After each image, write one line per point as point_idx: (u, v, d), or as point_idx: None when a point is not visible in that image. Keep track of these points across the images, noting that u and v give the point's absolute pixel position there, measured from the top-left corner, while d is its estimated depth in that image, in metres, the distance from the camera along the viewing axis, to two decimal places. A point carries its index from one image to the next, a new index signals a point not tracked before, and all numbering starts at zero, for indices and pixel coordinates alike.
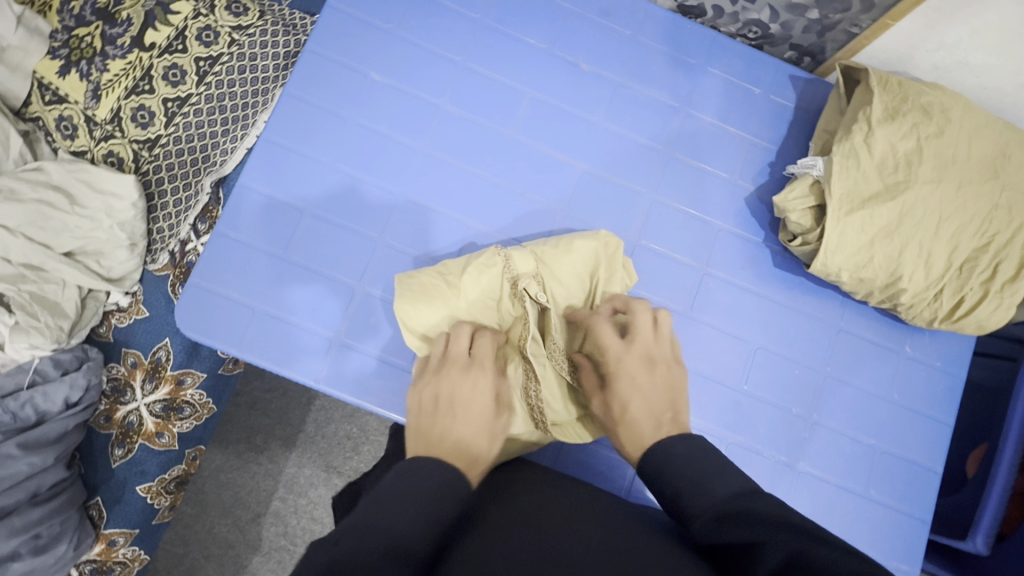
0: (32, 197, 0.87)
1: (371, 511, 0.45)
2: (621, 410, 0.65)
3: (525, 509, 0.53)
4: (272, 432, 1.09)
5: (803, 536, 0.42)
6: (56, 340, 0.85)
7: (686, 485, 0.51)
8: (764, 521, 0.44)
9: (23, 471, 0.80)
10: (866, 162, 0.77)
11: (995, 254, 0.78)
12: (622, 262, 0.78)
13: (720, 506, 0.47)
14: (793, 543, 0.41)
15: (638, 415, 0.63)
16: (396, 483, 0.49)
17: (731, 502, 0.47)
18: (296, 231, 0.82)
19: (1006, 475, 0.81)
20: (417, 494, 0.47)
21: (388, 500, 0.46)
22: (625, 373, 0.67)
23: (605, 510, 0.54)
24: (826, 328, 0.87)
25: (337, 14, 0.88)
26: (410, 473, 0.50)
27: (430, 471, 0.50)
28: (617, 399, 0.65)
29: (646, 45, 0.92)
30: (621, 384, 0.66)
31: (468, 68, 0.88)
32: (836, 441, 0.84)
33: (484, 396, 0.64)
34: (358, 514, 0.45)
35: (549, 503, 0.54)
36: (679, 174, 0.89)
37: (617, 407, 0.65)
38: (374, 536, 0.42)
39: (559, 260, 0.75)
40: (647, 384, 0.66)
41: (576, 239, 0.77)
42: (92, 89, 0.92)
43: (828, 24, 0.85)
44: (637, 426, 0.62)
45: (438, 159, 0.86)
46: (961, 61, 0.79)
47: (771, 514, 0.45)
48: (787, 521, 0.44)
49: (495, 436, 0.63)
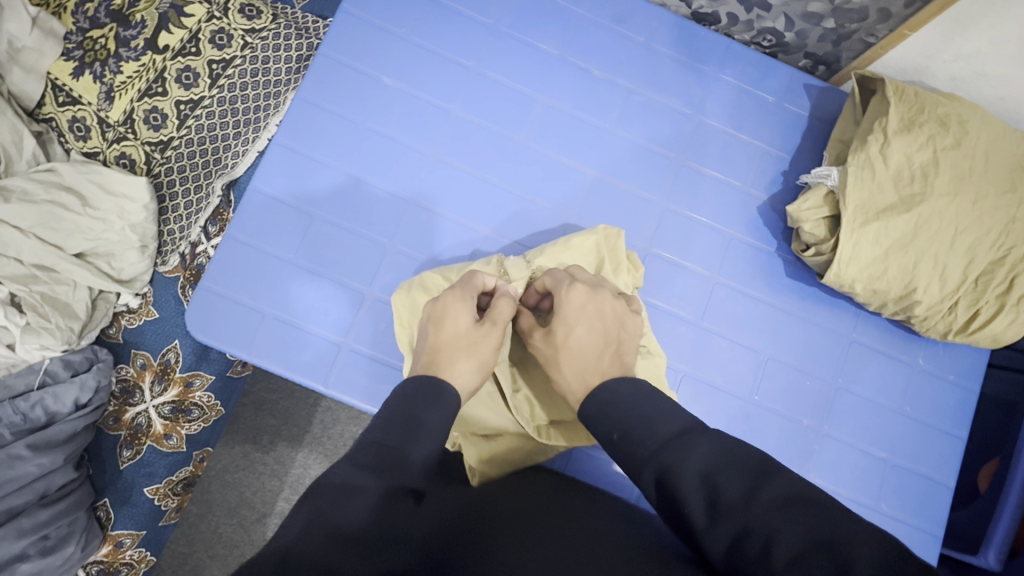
0: (45, 198, 0.87)
1: (392, 435, 0.49)
2: (565, 338, 0.64)
3: (506, 507, 0.53)
4: (278, 432, 1.06)
5: (761, 503, 0.39)
6: (66, 340, 0.85)
7: (635, 427, 0.50)
8: (749, 503, 0.40)
9: (32, 472, 0.79)
10: (881, 173, 0.77)
11: (1011, 268, 0.77)
12: (624, 255, 0.78)
13: (660, 456, 0.46)
14: (776, 526, 0.38)
15: (581, 345, 0.63)
16: (410, 409, 0.53)
17: (672, 445, 0.46)
18: (308, 235, 0.82)
19: (1019, 490, 0.80)
20: (428, 436, 0.51)
21: (405, 429, 0.50)
22: (575, 302, 0.66)
23: (602, 509, 0.54)
24: (838, 338, 0.87)
25: (350, 18, 0.87)
26: (425, 402, 0.54)
27: (440, 412, 0.55)
28: (562, 325, 0.65)
29: (660, 51, 0.92)
30: (564, 313, 0.65)
31: (480, 74, 0.88)
32: (847, 454, 0.83)
33: (463, 307, 0.66)
34: (379, 433, 0.49)
35: (539, 497, 0.55)
36: (692, 183, 0.89)
37: (561, 334, 0.64)
38: (389, 471, 0.46)
39: (559, 257, 0.76)
40: (591, 314, 0.65)
41: (574, 236, 0.77)
42: (105, 91, 0.93)
43: (844, 33, 0.85)
44: (585, 356, 0.62)
45: (450, 165, 0.86)
46: (978, 72, 0.78)
47: (749, 491, 0.41)
48: (776, 497, 0.40)
49: (478, 345, 0.64)
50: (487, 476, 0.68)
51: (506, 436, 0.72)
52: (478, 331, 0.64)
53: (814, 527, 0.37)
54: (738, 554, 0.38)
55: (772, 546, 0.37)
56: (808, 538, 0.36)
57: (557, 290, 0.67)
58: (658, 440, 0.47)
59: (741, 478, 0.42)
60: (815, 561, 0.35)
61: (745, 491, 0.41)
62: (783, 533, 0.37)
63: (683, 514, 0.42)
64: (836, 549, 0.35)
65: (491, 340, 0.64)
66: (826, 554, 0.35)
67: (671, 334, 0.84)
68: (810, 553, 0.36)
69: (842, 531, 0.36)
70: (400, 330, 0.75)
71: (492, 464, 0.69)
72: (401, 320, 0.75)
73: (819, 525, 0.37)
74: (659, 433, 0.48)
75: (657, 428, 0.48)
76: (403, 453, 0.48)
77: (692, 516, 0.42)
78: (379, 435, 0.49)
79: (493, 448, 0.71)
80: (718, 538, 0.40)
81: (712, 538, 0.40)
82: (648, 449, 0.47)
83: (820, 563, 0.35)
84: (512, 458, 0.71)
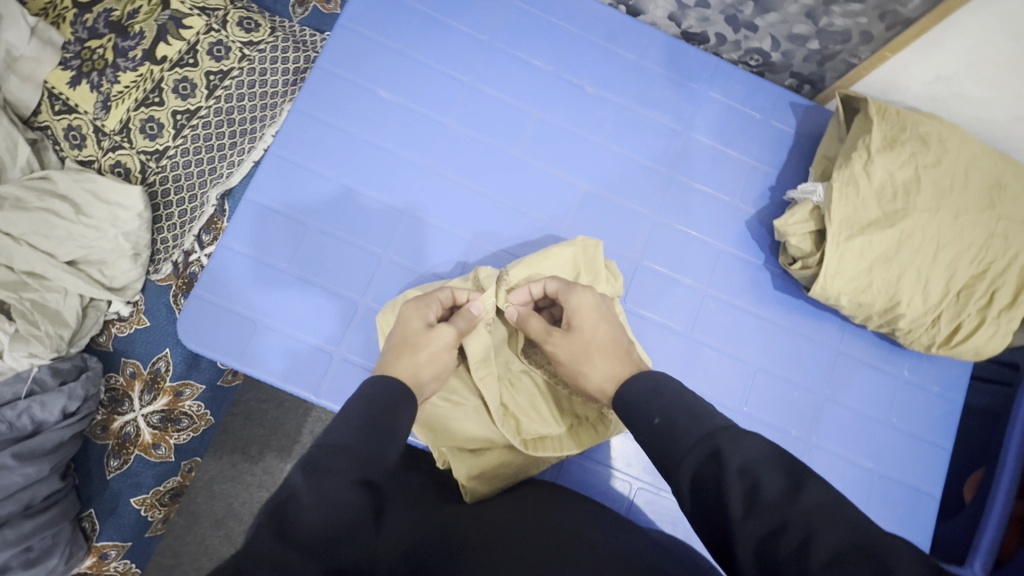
0: (38, 205, 0.87)
1: (362, 431, 0.49)
2: (592, 334, 0.66)
3: (500, 523, 0.53)
4: (267, 442, 1.06)
5: (803, 503, 0.40)
6: (56, 348, 0.85)
7: (680, 414, 0.51)
8: (793, 504, 0.40)
9: (17, 482, 0.78)
10: (865, 189, 0.79)
11: (991, 283, 0.79)
12: (601, 265, 0.78)
13: (708, 442, 0.46)
14: (814, 524, 0.38)
15: (609, 339, 0.66)
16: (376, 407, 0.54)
17: (721, 434, 0.46)
18: (301, 244, 0.82)
19: (1003, 501, 0.82)
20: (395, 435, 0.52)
21: (375, 425, 0.51)
22: (590, 301, 0.69)
23: (601, 524, 0.55)
24: (825, 349, 0.88)
25: (346, 32, 0.89)
26: (390, 402, 0.55)
27: (406, 413, 0.56)
28: (584, 323, 0.67)
29: (650, 69, 0.94)
30: (582, 312, 0.68)
31: (475, 88, 0.90)
32: (835, 464, 0.84)
33: (418, 313, 0.68)
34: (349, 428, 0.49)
35: (535, 517, 0.54)
36: (681, 197, 0.90)
37: (587, 330, 0.67)
38: (361, 465, 0.46)
39: (538, 268, 0.77)
40: (605, 310, 0.69)
41: (552, 247, 0.78)
42: (102, 100, 0.93)
43: (829, 54, 0.88)
44: (614, 348, 0.65)
45: (444, 178, 0.87)
46: (957, 93, 0.81)
47: (792, 489, 0.41)
48: (821, 501, 0.40)
49: (431, 344, 0.65)
50: (478, 492, 0.68)
51: (495, 450, 0.72)
52: (428, 330, 0.66)
53: (855, 532, 0.38)
54: (771, 546, 0.39)
55: (811, 543, 0.37)
56: (847, 542, 0.37)
57: (567, 290, 0.70)
58: (704, 429, 0.48)
59: (780, 476, 0.42)
60: (854, 563, 0.36)
61: (787, 490, 0.41)
62: (824, 533, 0.38)
63: (719, 504, 0.43)
64: (876, 555, 0.36)
65: (445, 338, 0.66)
66: (867, 560, 0.36)
67: (662, 345, 0.85)
68: (848, 556, 0.36)
69: (882, 539, 0.37)
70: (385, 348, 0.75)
71: (482, 480, 0.69)
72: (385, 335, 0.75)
73: (861, 532, 0.37)
74: (706, 423, 0.48)
75: (700, 421, 0.49)
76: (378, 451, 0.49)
77: (728, 505, 0.42)
78: (351, 431, 0.49)
79: (483, 463, 0.70)
80: (752, 531, 0.40)
81: (746, 530, 0.40)
82: (690, 438, 0.48)
83: (857, 565, 0.36)
84: (503, 473, 0.71)
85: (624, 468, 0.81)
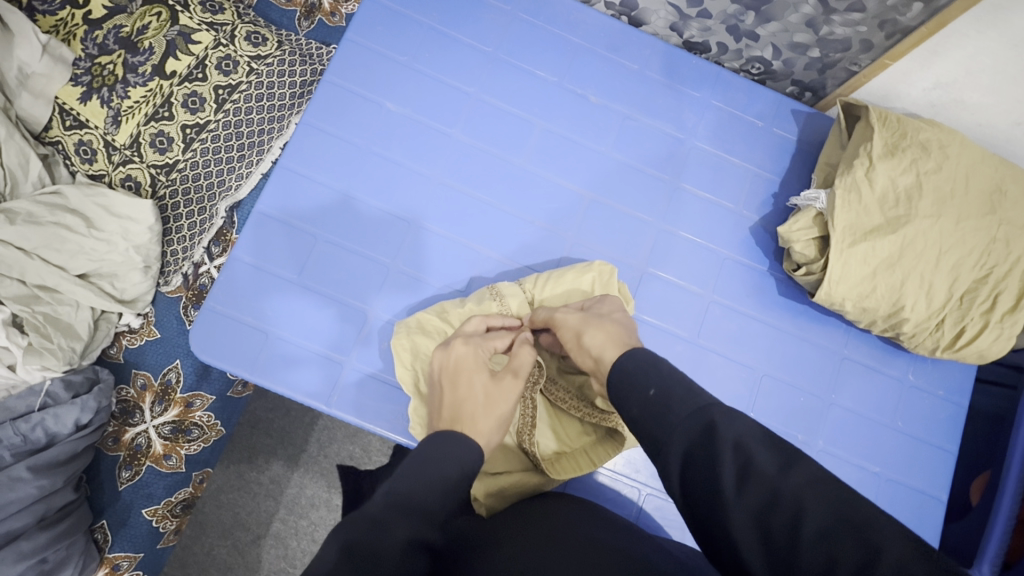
0: (50, 220, 0.88)
1: (407, 477, 0.52)
2: (609, 312, 0.69)
3: (517, 526, 0.56)
4: (274, 451, 1.06)
5: (796, 479, 0.41)
6: (68, 361, 0.86)
7: (675, 388, 0.51)
8: (793, 478, 0.41)
9: (32, 494, 0.78)
10: (867, 196, 0.80)
11: (995, 286, 0.80)
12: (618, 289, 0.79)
13: (704, 414, 0.47)
14: (804, 495, 0.40)
15: (624, 319, 0.68)
16: (428, 452, 0.55)
17: (715, 408, 0.47)
18: (311, 256, 0.83)
19: (1010, 502, 0.82)
20: (442, 481, 0.53)
21: (422, 466, 0.54)
22: (612, 303, 0.71)
23: (604, 520, 0.58)
24: (829, 354, 0.89)
25: (354, 46, 0.90)
26: (438, 447, 0.56)
27: (468, 469, 0.56)
28: (602, 308, 0.70)
29: (652, 78, 0.95)
30: (602, 308, 0.70)
31: (481, 100, 0.91)
32: (842, 468, 0.85)
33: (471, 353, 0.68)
34: (393, 479, 0.52)
35: (541, 518, 0.57)
36: (687, 206, 0.91)
37: (604, 310, 0.70)
38: (409, 520, 0.48)
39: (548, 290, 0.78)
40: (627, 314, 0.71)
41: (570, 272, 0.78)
42: (112, 115, 0.95)
43: (829, 62, 0.89)
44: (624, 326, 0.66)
45: (452, 188, 0.88)
46: (955, 99, 0.82)
47: (783, 466, 0.42)
48: (811, 477, 0.41)
49: (496, 400, 0.64)
50: (493, 509, 0.69)
51: (511, 473, 0.72)
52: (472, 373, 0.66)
53: (843, 508, 0.39)
54: (765, 522, 0.40)
55: (800, 520, 0.39)
56: (836, 516, 0.38)
57: (597, 297, 0.73)
58: (700, 400, 0.49)
59: (773, 454, 0.44)
60: (843, 541, 0.37)
61: (781, 467, 0.42)
62: (813, 510, 0.39)
63: (713, 481, 0.43)
64: (865, 531, 0.37)
65: (510, 390, 0.66)
66: (857, 535, 0.37)
67: (669, 352, 0.86)
68: (840, 531, 0.38)
69: (871, 514, 0.38)
70: (402, 372, 0.76)
71: (499, 497, 0.70)
72: (400, 360, 0.76)
73: (852, 507, 0.39)
74: (700, 397, 0.49)
75: (695, 394, 0.50)
76: (421, 500, 0.51)
77: (723, 478, 0.43)
78: (400, 478, 0.52)
79: (501, 481, 0.70)
80: (747, 504, 0.41)
81: (740, 504, 0.42)
82: (687, 411, 0.48)
83: (844, 541, 0.37)
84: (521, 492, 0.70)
85: (631, 473, 0.82)
